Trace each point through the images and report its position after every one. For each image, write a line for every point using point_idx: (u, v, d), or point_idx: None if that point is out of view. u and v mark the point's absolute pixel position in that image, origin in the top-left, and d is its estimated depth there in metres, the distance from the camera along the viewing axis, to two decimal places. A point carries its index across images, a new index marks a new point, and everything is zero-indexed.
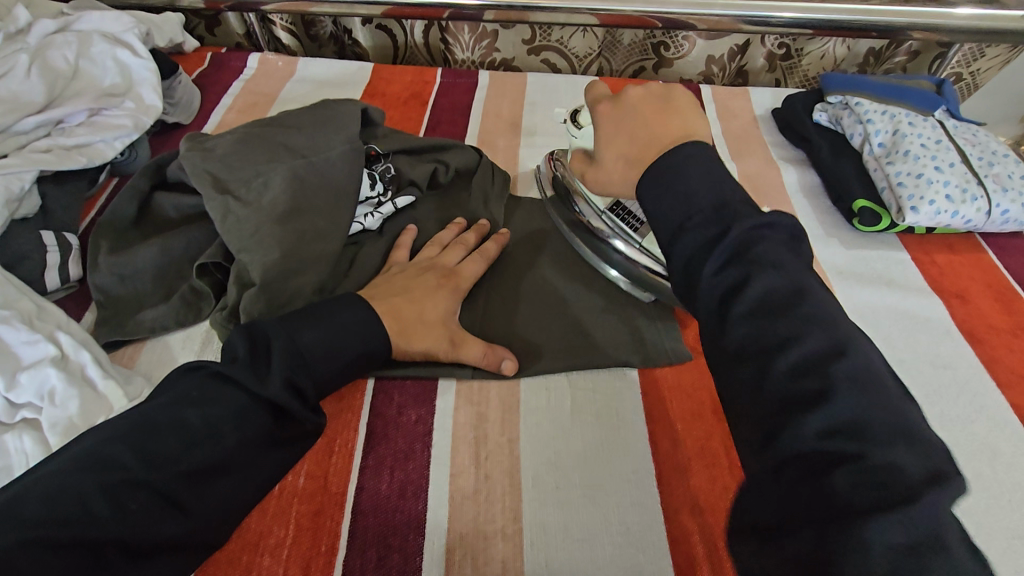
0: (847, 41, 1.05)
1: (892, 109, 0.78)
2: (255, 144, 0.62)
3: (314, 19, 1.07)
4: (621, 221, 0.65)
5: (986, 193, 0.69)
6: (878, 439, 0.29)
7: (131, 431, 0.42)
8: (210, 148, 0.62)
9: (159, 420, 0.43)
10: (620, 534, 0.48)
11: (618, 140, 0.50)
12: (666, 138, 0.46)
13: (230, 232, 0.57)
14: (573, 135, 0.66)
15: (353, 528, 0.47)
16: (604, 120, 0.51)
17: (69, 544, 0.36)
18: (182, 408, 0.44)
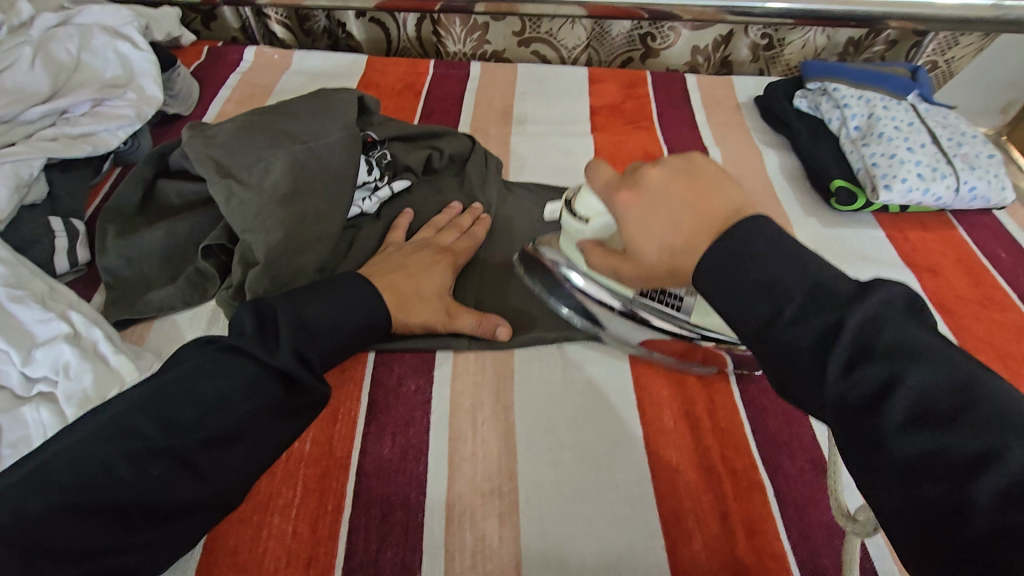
0: (827, 31, 1.08)
1: (867, 94, 0.82)
2: (256, 130, 0.65)
3: (308, 13, 1.10)
4: (656, 303, 0.58)
5: (956, 172, 0.72)
6: (963, 412, 0.28)
7: (147, 402, 0.44)
8: (212, 135, 0.64)
9: (172, 390, 0.45)
10: (609, 491, 0.51)
11: (658, 226, 0.43)
12: (721, 218, 0.41)
13: (234, 214, 0.60)
14: (576, 229, 0.55)
15: (358, 488, 0.50)
16: (638, 206, 0.44)
17: (92, 511, 0.39)
18: (194, 379, 0.46)
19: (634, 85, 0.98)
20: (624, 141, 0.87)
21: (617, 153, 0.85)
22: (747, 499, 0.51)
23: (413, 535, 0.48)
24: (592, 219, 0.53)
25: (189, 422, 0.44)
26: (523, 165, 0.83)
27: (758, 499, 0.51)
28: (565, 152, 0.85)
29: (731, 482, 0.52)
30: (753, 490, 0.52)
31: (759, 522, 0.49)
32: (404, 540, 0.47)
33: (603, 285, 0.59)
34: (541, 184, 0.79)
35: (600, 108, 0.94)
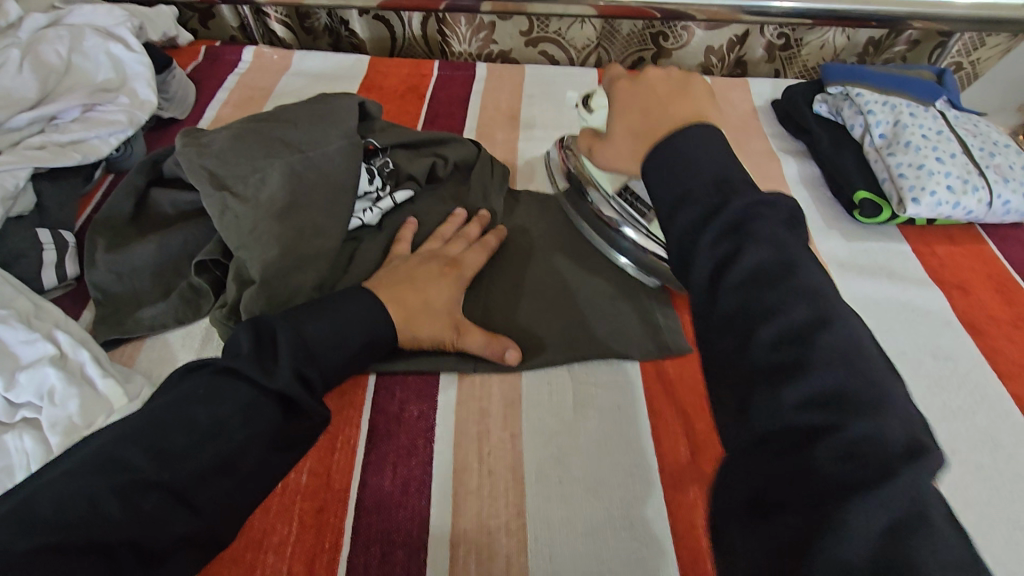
0: (847, 31, 1.04)
1: (893, 99, 0.77)
2: (251, 139, 0.62)
3: (309, 11, 1.06)
4: (627, 205, 0.66)
5: (988, 184, 0.69)
6: (857, 410, 0.29)
7: (139, 432, 0.42)
8: (206, 144, 0.61)
9: (167, 416, 0.43)
10: (623, 528, 0.48)
11: (628, 113, 0.50)
12: (675, 117, 0.46)
13: (228, 229, 0.57)
14: (584, 119, 0.68)
15: (357, 524, 0.47)
16: (621, 93, 0.52)
17: (86, 548, 0.35)
18: (190, 405, 0.44)
19: None
20: None
21: None
22: None
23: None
24: (595, 109, 0.66)
25: (180, 454, 0.41)
26: (531, 172, 0.80)
27: None
28: None
29: None
30: None
31: None
32: None
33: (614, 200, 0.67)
34: (550, 193, 0.76)
35: None
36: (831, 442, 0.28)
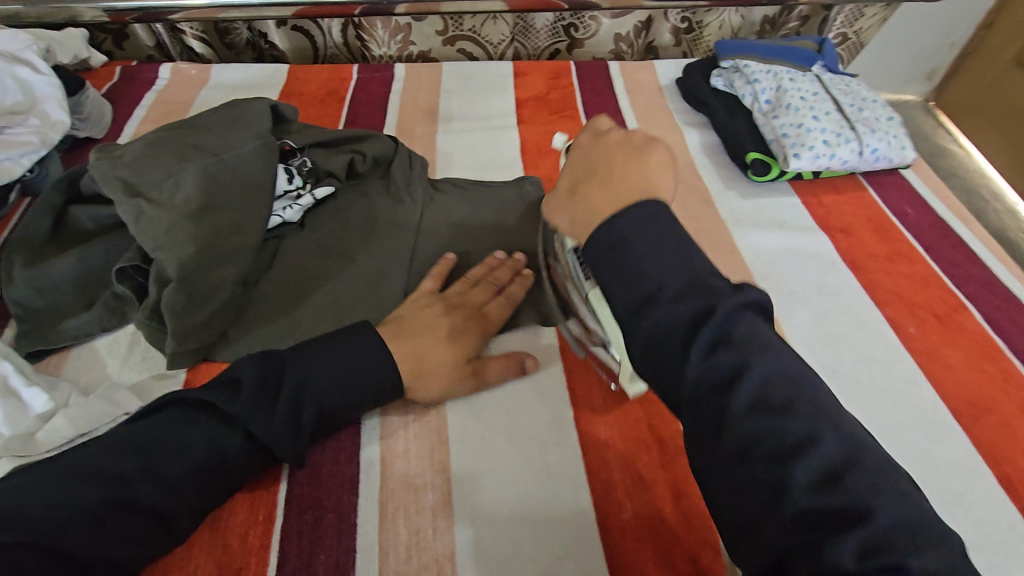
0: (741, 11, 1.12)
1: (776, 68, 0.85)
2: (164, 146, 0.64)
3: (229, 26, 1.07)
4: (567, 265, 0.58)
5: (859, 135, 0.76)
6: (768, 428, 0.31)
7: (124, 444, 0.43)
8: (119, 156, 0.63)
9: (161, 438, 0.44)
10: (541, 471, 0.52)
11: (576, 168, 0.51)
12: (616, 182, 0.46)
13: (144, 232, 0.59)
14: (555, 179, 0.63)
15: (289, 495, 0.50)
16: (578, 150, 0.52)
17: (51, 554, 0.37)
18: (183, 425, 0.45)
19: (558, 76, 0.99)
20: (549, 131, 0.89)
21: (541, 142, 0.87)
22: (673, 464, 0.52)
23: (346, 535, 0.48)
24: None
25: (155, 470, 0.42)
26: (451, 162, 0.84)
27: (683, 463, 0.52)
28: (491, 146, 0.86)
29: (658, 450, 0.53)
30: (679, 455, 0.53)
31: (684, 485, 0.51)
32: (337, 541, 0.47)
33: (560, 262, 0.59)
34: (468, 179, 0.80)
35: (526, 99, 0.95)
36: (798, 480, 0.29)
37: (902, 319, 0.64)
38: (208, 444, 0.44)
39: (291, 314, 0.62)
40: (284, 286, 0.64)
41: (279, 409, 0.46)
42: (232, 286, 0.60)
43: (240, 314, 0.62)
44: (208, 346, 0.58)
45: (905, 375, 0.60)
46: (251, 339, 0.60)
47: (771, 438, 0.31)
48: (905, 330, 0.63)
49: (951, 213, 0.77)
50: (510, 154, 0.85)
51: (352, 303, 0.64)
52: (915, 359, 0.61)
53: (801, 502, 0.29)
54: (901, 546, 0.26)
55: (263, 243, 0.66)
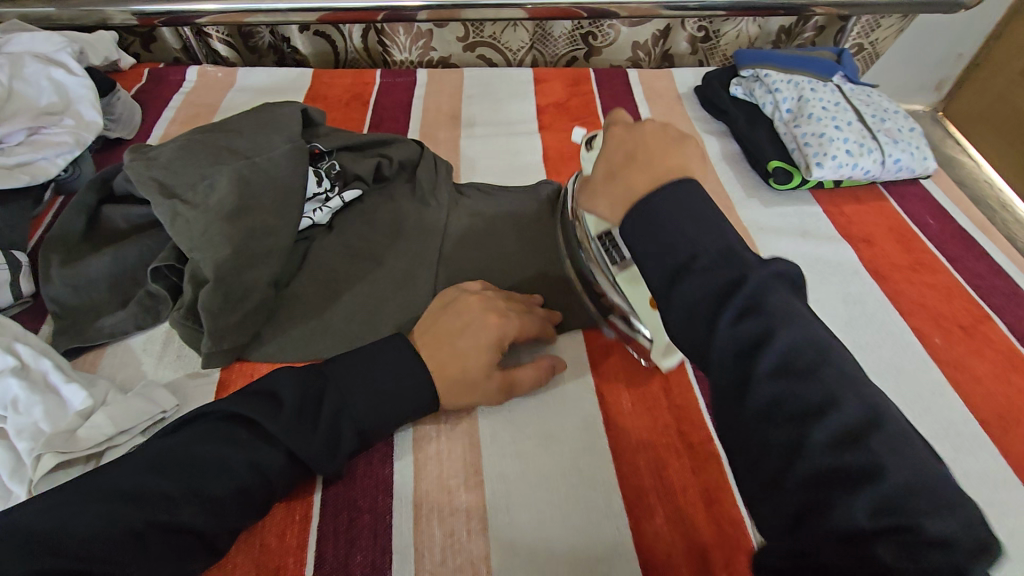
0: (758, 21, 1.13)
1: (796, 78, 0.86)
2: (199, 148, 0.65)
3: (253, 30, 1.09)
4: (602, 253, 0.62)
5: (881, 146, 0.77)
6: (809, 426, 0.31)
7: (162, 463, 0.43)
8: (154, 157, 0.63)
9: (202, 456, 0.44)
10: (573, 475, 0.52)
11: (618, 151, 0.52)
12: (654, 167, 0.48)
13: (180, 234, 0.59)
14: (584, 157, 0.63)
15: (325, 495, 0.50)
16: (613, 137, 0.54)
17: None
18: (222, 445, 0.45)
19: (578, 83, 1.00)
20: (571, 137, 0.90)
21: (563, 149, 0.88)
22: (704, 471, 0.53)
23: (382, 536, 0.48)
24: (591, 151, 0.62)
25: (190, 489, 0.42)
26: (474, 167, 0.85)
27: (714, 470, 0.53)
28: (514, 152, 0.87)
29: (688, 456, 0.54)
30: (709, 462, 0.53)
31: (715, 491, 0.51)
32: (373, 542, 0.48)
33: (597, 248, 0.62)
34: (492, 184, 0.81)
35: (547, 106, 0.96)
36: (820, 435, 0.30)
37: (927, 329, 0.65)
38: (249, 464, 0.44)
39: (322, 315, 0.63)
40: (315, 289, 0.65)
41: (320, 429, 0.47)
42: (266, 286, 0.61)
43: (272, 316, 0.62)
44: (242, 346, 0.59)
45: (931, 385, 0.60)
46: (283, 339, 0.61)
47: (796, 397, 0.32)
48: (930, 341, 0.64)
49: (972, 224, 0.78)
50: (532, 159, 0.86)
51: (381, 305, 0.64)
52: (940, 369, 0.61)
53: (816, 457, 0.30)
54: (916, 502, 0.27)
55: (293, 246, 0.67)
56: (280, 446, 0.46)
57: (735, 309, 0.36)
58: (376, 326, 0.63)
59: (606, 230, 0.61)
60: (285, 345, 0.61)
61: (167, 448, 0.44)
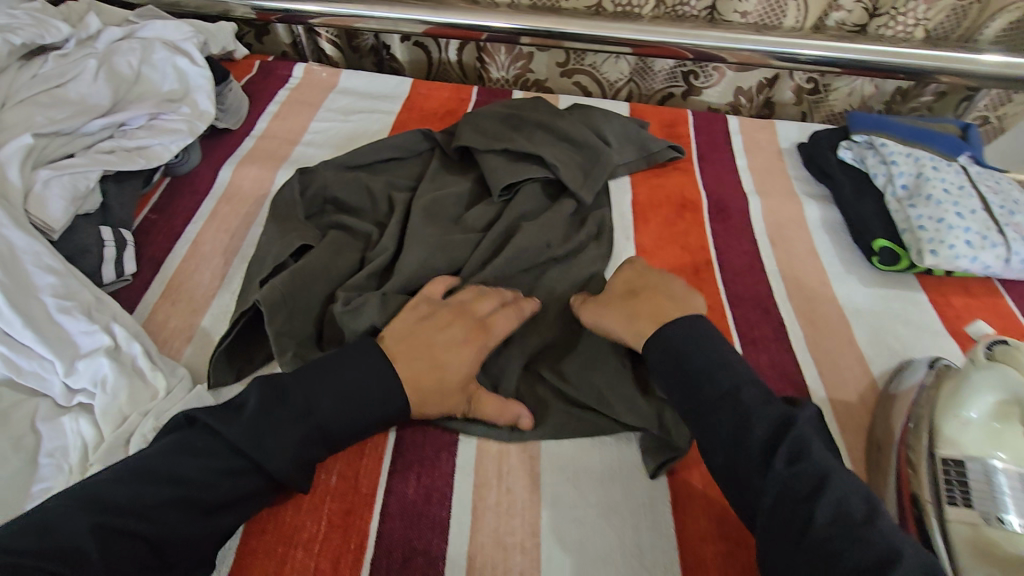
0: (875, 81, 1.06)
1: (917, 152, 0.80)
2: (437, 203, 0.72)
3: (358, 32, 1.11)
4: (946, 477, 0.50)
5: (1006, 241, 0.71)
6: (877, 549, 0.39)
7: (212, 467, 0.46)
8: (444, 212, 0.72)
9: (196, 479, 0.45)
10: (634, 556, 0.50)
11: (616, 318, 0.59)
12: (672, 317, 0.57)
13: (392, 236, 0.68)
14: (971, 360, 0.52)
15: (381, 529, 0.50)
16: (632, 275, 0.64)
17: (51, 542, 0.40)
18: (220, 471, 0.46)
19: (675, 125, 0.97)
20: (663, 183, 0.86)
21: (654, 195, 0.84)
22: None
23: None
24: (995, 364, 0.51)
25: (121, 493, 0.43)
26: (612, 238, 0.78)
27: None
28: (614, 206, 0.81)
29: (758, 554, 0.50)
30: None
31: None
32: None
33: (971, 468, 0.49)
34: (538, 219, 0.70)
35: None
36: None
37: None
38: (206, 483, 0.45)
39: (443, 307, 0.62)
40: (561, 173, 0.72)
41: (291, 280, 0.61)
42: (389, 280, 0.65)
43: (308, 286, 0.62)
44: (279, 295, 0.59)
45: None
46: (304, 290, 0.61)
47: (822, 529, 0.41)
48: None
49: None
50: (622, 200, 0.82)
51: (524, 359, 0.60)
52: None
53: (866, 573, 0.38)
54: None
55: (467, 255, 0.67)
56: (218, 491, 0.45)
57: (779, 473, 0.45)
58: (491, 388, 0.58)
59: (960, 458, 0.50)
60: (347, 335, 0.59)
61: (209, 445, 0.47)
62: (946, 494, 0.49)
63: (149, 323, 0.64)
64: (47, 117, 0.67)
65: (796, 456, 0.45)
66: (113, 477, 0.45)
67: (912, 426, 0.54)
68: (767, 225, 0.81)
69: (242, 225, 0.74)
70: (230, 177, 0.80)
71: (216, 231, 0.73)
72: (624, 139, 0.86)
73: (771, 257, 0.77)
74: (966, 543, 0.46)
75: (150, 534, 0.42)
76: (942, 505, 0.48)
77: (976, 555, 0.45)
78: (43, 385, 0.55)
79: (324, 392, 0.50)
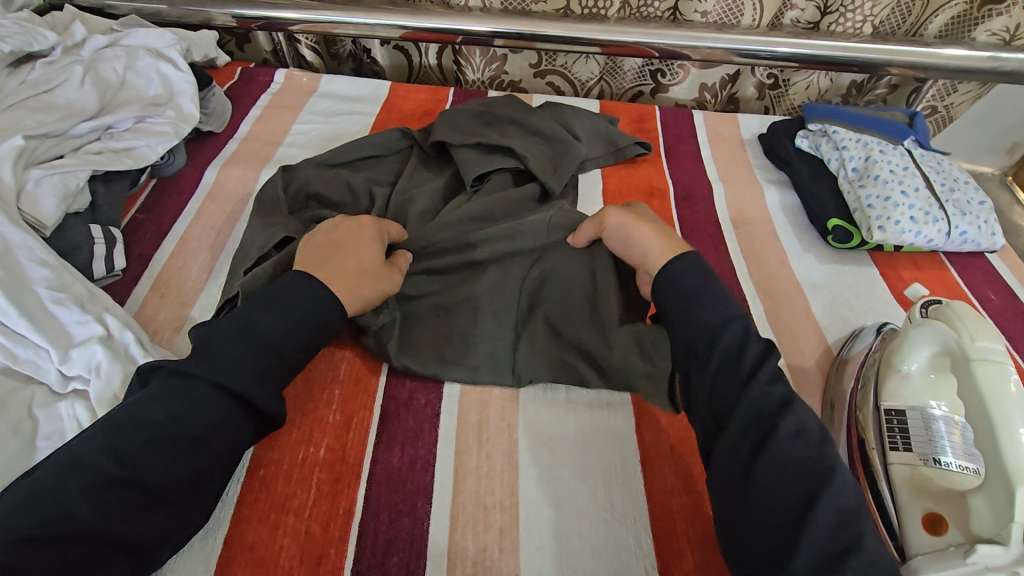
0: (831, 75, 1.12)
1: (866, 137, 0.85)
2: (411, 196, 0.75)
3: (337, 39, 1.15)
4: (889, 427, 0.55)
5: (947, 216, 0.76)
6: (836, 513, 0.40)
7: (176, 403, 0.48)
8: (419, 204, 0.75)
9: (162, 416, 0.47)
10: (607, 511, 0.53)
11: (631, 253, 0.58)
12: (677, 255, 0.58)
13: None
14: (911, 319, 0.57)
15: (368, 495, 0.53)
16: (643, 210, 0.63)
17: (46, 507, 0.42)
18: (185, 406, 0.48)
19: (643, 120, 1.02)
20: (631, 175, 0.90)
21: (623, 186, 0.88)
22: None
23: (418, 541, 0.50)
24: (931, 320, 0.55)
25: None
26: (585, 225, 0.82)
27: None
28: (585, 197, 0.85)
29: None
30: None
31: None
32: (409, 545, 0.50)
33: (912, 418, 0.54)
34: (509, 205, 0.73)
35: None
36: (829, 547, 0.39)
37: None
38: (172, 419, 0.47)
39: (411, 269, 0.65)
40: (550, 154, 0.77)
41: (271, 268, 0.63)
42: None
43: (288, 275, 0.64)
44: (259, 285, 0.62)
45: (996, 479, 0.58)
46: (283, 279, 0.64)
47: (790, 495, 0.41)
48: None
49: None
50: (593, 191, 0.87)
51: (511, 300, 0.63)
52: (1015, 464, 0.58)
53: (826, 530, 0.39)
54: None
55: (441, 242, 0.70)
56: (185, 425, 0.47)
57: (751, 440, 0.45)
58: (469, 337, 0.63)
59: (900, 409, 0.55)
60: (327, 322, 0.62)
61: (171, 385, 0.49)
62: (888, 440, 0.54)
63: (139, 315, 0.66)
64: (36, 120, 0.70)
65: (781, 415, 0.45)
66: (92, 431, 0.47)
67: (860, 384, 0.59)
68: (730, 210, 0.86)
69: (228, 221, 0.77)
70: (215, 177, 0.83)
71: (203, 227, 0.76)
72: (593, 134, 0.90)
73: (734, 239, 0.82)
74: (905, 484, 0.51)
75: (141, 490, 0.45)
76: (886, 452, 0.54)
77: (914, 493, 0.50)
78: (38, 373, 0.57)
79: (276, 323, 0.53)
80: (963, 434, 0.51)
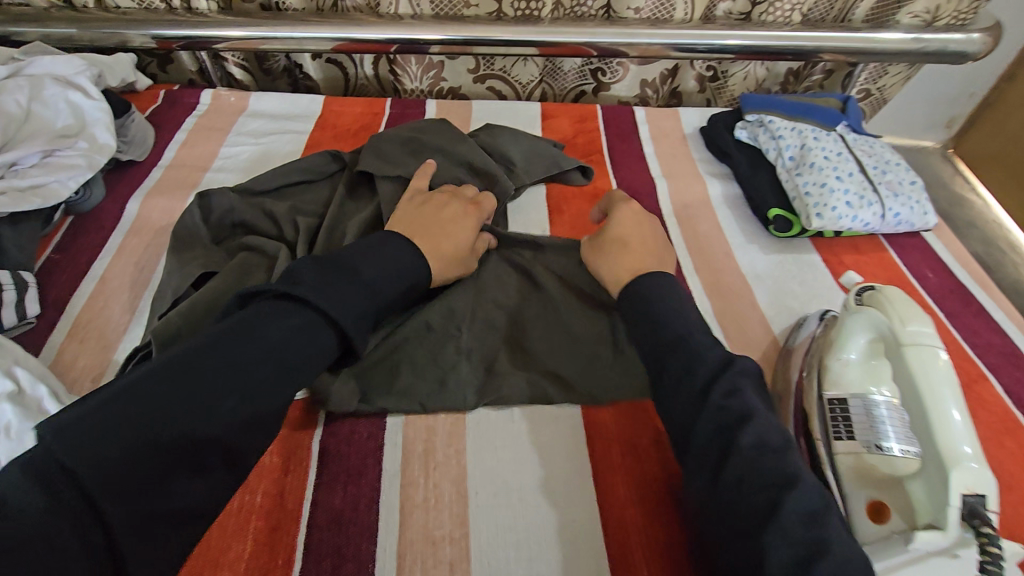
0: (766, 64, 1.13)
1: (801, 125, 0.86)
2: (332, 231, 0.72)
3: (268, 55, 1.10)
4: (833, 416, 0.54)
5: (881, 199, 0.78)
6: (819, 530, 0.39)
7: (122, 445, 0.37)
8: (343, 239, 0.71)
9: (96, 461, 0.36)
10: (558, 532, 0.52)
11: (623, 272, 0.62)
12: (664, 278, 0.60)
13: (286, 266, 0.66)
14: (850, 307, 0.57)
15: (309, 540, 0.50)
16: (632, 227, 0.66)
17: None
18: (128, 449, 0.37)
19: (585, 120, 1.01)
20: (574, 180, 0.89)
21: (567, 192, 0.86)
22: None
23: None
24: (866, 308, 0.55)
25: None
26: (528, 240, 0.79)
27: None
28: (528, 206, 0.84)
29: (676, 511, 0.53)
30: None
31: None
32: None
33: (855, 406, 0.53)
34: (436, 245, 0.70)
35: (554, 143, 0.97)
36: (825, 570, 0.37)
37: None
38: (105, 466, 0.36)
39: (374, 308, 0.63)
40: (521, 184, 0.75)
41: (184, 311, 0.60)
42: None
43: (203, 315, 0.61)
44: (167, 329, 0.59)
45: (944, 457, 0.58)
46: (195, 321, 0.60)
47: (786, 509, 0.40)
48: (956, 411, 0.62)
49: (972, 280, 0.77)
50: (536, 197, 0.85)
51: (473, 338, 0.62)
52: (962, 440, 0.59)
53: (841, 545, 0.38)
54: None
55: None
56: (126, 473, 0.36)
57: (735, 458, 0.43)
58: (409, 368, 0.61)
59: (843, 396, 0.54)
60: None
61: (104, 421, 0.38)
62: (833, 429, 0.54)
63: (56, 364, 0.62)
64: None
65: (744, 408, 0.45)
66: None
67: (805, 373, 0.58)
68: (673, 206, 0.86)
69: (152, 256, 0.73)
70: (139, 209, 0.78)
71: (125, 265, 0.72)
72: (533, 155, 0.86)
73: (679, 235, 0.81)
74: (852, 473, 0.51)
75: None
76: (831, 441, 0.53)
77: (859, 481, 0.50)
78: None
79: (248, 356, 0.45)
80: (903, 419, 0.50)
